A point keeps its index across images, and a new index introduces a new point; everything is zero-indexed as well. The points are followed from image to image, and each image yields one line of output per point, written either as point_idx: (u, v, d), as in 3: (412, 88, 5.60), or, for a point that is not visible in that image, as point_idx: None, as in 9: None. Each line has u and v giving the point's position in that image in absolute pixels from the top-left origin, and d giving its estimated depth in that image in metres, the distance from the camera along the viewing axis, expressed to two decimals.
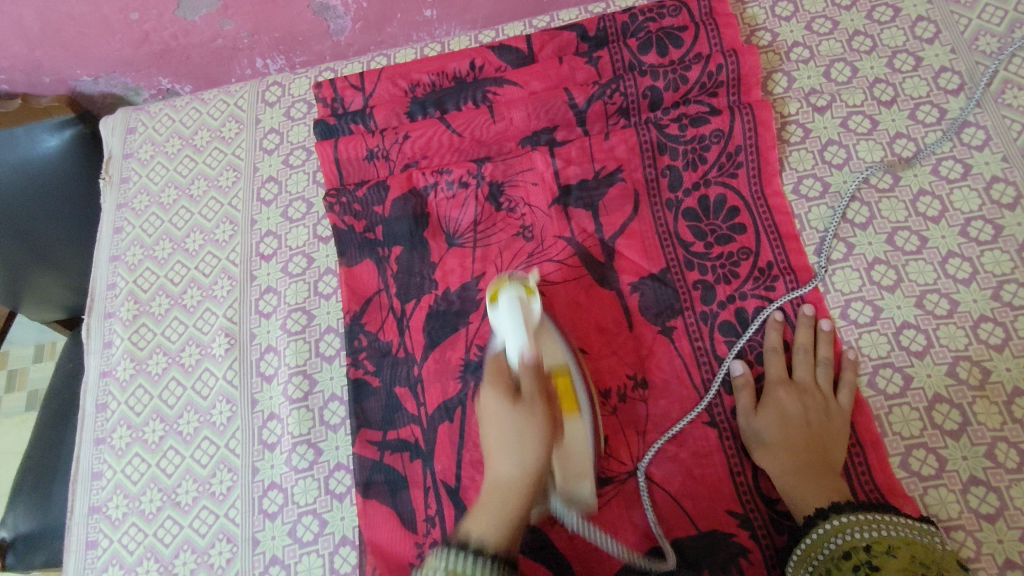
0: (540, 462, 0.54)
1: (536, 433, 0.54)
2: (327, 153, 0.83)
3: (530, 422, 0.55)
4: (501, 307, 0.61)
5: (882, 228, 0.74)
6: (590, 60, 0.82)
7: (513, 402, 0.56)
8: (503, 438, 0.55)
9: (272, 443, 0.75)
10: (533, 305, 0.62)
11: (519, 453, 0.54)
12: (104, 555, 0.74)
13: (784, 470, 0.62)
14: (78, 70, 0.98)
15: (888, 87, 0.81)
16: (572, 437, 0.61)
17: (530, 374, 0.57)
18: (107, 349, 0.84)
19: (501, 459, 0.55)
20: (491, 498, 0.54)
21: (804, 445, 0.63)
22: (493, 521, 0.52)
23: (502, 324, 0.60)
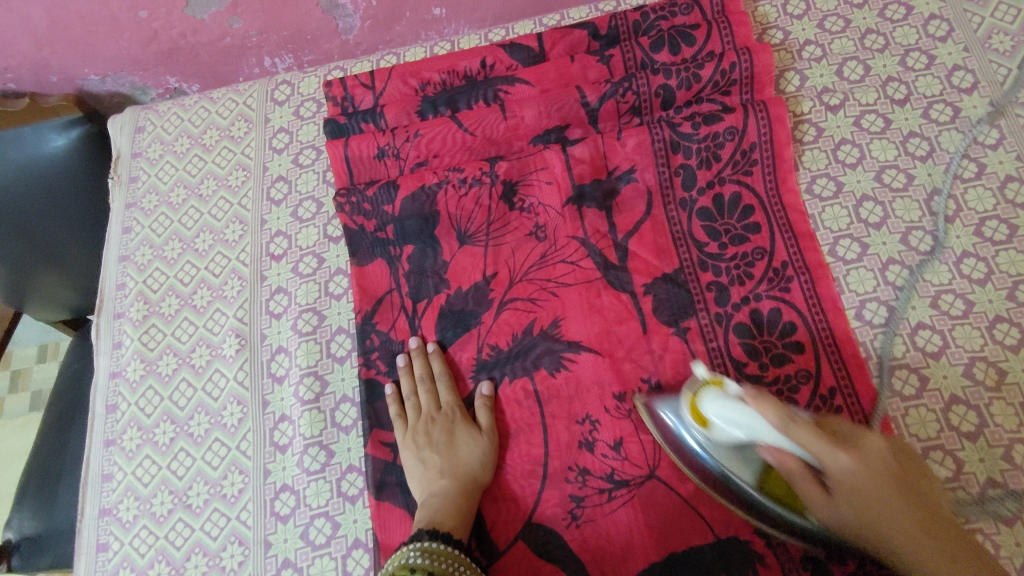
0: (898, 511, 0.52)
1: (865, 464, 0.53)
2: (337, 151, 0.82)
3: (792, 433, 0.55)
4: (714, 420, 0.59)
5: (896, 228, 0.74)
6: (601, 58, 0.82)
7: (805, 450, 0.54)
8: (842, 473, 0.53)
9: (284, 445, 0.75)
10: (732, 392, 0.59)
11: (866, 465, 0.53)
12: (116, 558, 0.73)
13: (872, 500, 0.52)
14: (86, 69, 0.98)
15: (901, 86, 0.80)
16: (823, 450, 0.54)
17: (800, 473, 0.56)
18: (116, 350, 0.84)
19: (840, 511, 0.54)
20: (857, 479, 0.53)
21: (883, 483, 0.52)
22: (934, 543, 0.50)
23: (722, 415, 0.58)
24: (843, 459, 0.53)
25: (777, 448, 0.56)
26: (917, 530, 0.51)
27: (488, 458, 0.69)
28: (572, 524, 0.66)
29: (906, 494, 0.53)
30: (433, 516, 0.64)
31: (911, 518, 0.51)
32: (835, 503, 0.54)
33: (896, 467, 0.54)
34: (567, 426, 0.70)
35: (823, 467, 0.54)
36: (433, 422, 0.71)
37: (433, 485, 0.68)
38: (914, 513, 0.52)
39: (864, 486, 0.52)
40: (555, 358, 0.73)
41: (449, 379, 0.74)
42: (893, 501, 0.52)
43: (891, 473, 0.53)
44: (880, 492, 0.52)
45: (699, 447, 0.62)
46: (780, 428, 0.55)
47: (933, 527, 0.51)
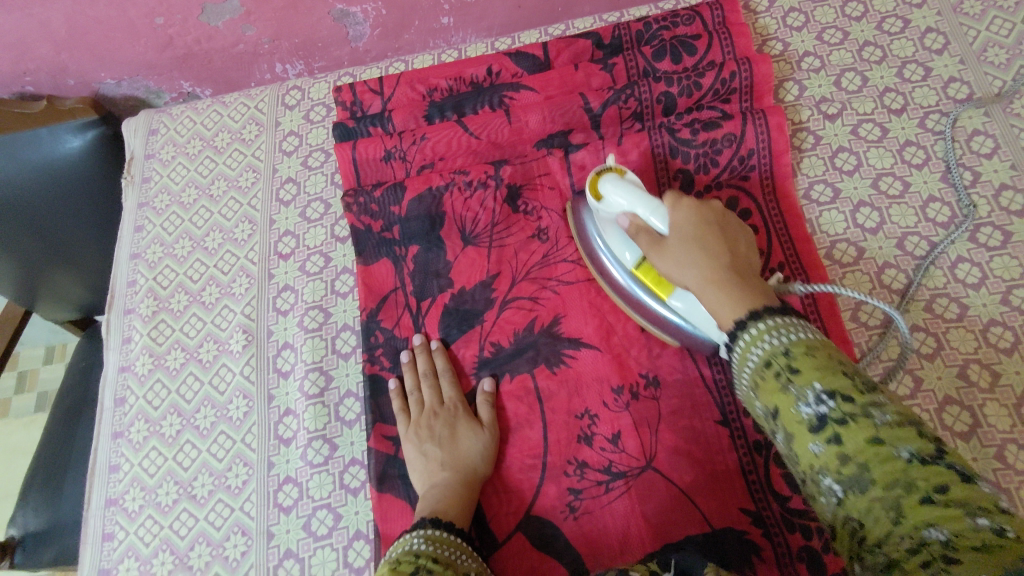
0: (685, 212, 0.61)
1: (697, 220, 0.61)
2: (345, 154, 0.84)
3: (675, 211, 0.61)
4: (607, 193, 0.67)
5: (892, 233, 0.75)
6: (605, 66, 0.84)
7: (668, 227, 0.61)
8: (679, 212, 0.61)
9: (288, 438, 0.76)
10: (629, 179, 0.67)
11: (686, 214, 0.61)
12: (120, 547, 0.75)
13: (723, 271, 0.56)
14: (102, 72, 1.00)
15: (897, 96, 0.82)
16: (678, 219, 0.61)
17: (647, 242, 0.64)
18: (126, 345, 0.86)
19: (682, 255, 0.59)
20: (682, 231, 0.60)
21: (697, 237, 0.59)
22: (698, 252, 0.58)
23: (615, 200, 0.66)
24: (699, 224, 0.60)
25: (655, 224, 0.63)
26: (720, 256, 0.58)
27: (488, 451, 0.70)
28: (571, 516, 0.67)
29: (729, 242, 0.60)
30: (434, 506, 0.65)
31: (706, 250, 0.58)
32: (666, 256, 0.61)
33: (716, 222, 0.61)
34: (567, 421, 0.71)
35: (671, 228, 0.61)
36: (434, 415, 0.72)
37: (434, 476, 0.68)
38: (726, 263, 0.57)
39: (699, 228, 0.60)
40: (556, 355, 0.74)
41: (451, 374, 0.75)
42: (712, 246, 0.59)
43: (711, 216, 0.61)
44: (705, 237, 0.59)
45: (626, 280, 0.71)
46: (667, 220, 0.62)
47: (751, 290, 0.54)
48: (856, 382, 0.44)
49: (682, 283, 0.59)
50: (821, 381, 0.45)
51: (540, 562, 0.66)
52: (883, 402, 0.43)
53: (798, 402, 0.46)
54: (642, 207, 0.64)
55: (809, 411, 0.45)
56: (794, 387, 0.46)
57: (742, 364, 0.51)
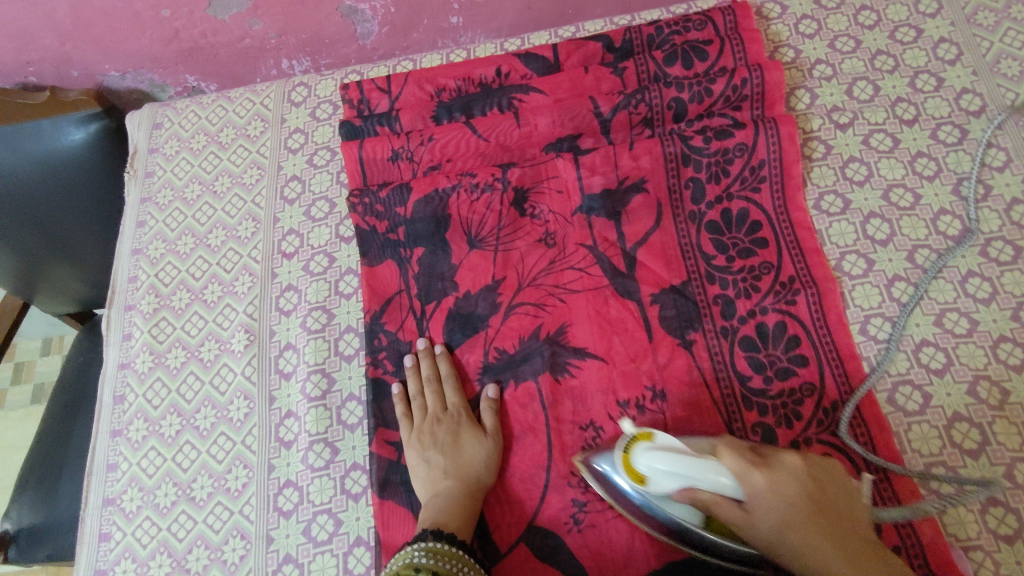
0: (763, 479, 0.54)
1: (784, 488, 0.54)
2: (351, 153, 0.83)
3: (749, 483, 0.54)
4: (646, 472, 0.57)
5: (902, 246, 0.74)
6: (615, 70, 0.83)
7: (744, 496, 0.55)
8: (758, 485, 0.54)
9: (289, 441, 0.75)
10: (661, 444, 0.58)
11: (775, 486, 0.54)
12: (118, 547, 0.74)
13: (806, 543, 0.53)
14: (107, 64, 0.99)
15: (910, 106, 0.81)
16: (761, 493, 0.54)
17: (721, 506, 0.56)
18: (126, 342, 0.85)
19: (761, 525, 0.55)
20: (767, 508, 0.54)
21: (786, 498, 0.54)
22: (801, 536, 0.53)
23: (654, 467, 0.57)
24: (790, 489, 0.55)
25: (721, 492, 0.55)
26: (818, 532, 0.53)
27: (492, 460, 0.70)
28: (574, 528, 0.67)
29: (818, 491, 0.55)
30: (436, 516, 0.64)
31: (830, 545, 0.53)
32: (746, 520, 0.55)
33: (807, 478, 0.56)
34: (571, 431, 0.70)
35: (752, 507, 0.55)
36: (439, 422, 0.72)
37: (437, 485, 0.68)
38: (800, 498, 0.54)
39: (796, 496, 0.54)
40: (561, 363, 0.73)
41: (455, 380, 0.74)
42: (797, 515, 0.54)
43: (800, 489, 0.55)
44: (793, 496, 0.54)
45: (640, 497, 0.61)
46: (736, 473, 0.55)
47: (860, 553, 0.52)
48: None
49: (747, 533, 0.55)
50: None
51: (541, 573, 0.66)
52: None
53: None
54: (708, 482, 0.55)
55: None
56: None
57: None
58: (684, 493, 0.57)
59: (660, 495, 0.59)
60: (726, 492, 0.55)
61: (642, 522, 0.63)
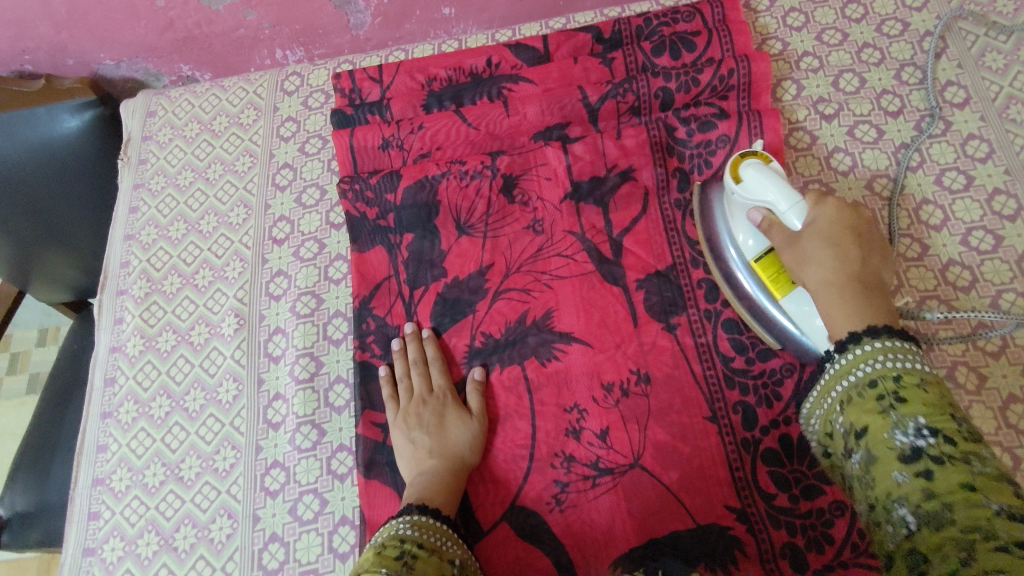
0: (828, 213, 0.64)
1: (836, 221, 0.63)
2: (343, 140, 0.84)
3: (816, 211, 0.64)
4: (749, 177, 0.67)
5: (884, 234, 0.75)
6: (604, 60, 0.84)
7: (805, 224, 0.64)
8: (818, 210, 0.64)
9: (277, 422, 0.76)
10: (773, 167, 0.67)
11: (829, 213, 0.64)
12: (106, 526, 0.75)
13: (838, 285, 0.61)
14: (102, 53, 1.00)
15: (894, 98, 0.82)
16: (817, 216, 0.64)
17: (779, 236, 0.66)
18: (117, 325, 0.86)
19: (808, 249, 0.63)
20: (825, 216, 0.64)
21: (839, 237, 0.63)
22: (840, 313, 0.60)
23: (762, 182, 0.66)
24: (847, 219, 0.64)
25: (789, 210, 0.65)
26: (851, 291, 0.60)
27: (476, 440, 0.71)
28: (557, 508, 0.67)
29: (862, 242, 0.63)
30: (420, 493, 0.65)
31: (847, 274, 0.61)
32: (799, 246, 0.64)
33: (853, 229, 0.64)
34: (556, 414, 0.71)
35: (807, 226, 0.64)
36: (424, 403, 0.72)
37: (422, 464, 0.69)
38: (855, 266, 0.62)
39: (848, 228, 0.63)
40: (546, 347, 0.74)
41: (442, 363, 0.75)
42: (851, 252, 0.62)
43: (853, 220, 0.64)
44: (846, 237, 0.63)
45: (751, 285, 0.69)
46: (805, 210, 0.64)
47: (875, 309, 0.59)
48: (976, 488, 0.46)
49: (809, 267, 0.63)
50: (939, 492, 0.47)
51: (523, 552, 0.67)
52: None
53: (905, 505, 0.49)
54: (781, 199, 0.65)
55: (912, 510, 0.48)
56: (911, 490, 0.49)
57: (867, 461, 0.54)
58: (770, 217, 0.66)
59: (749, 256, 0.69)
60: (800, 213, 0.64)
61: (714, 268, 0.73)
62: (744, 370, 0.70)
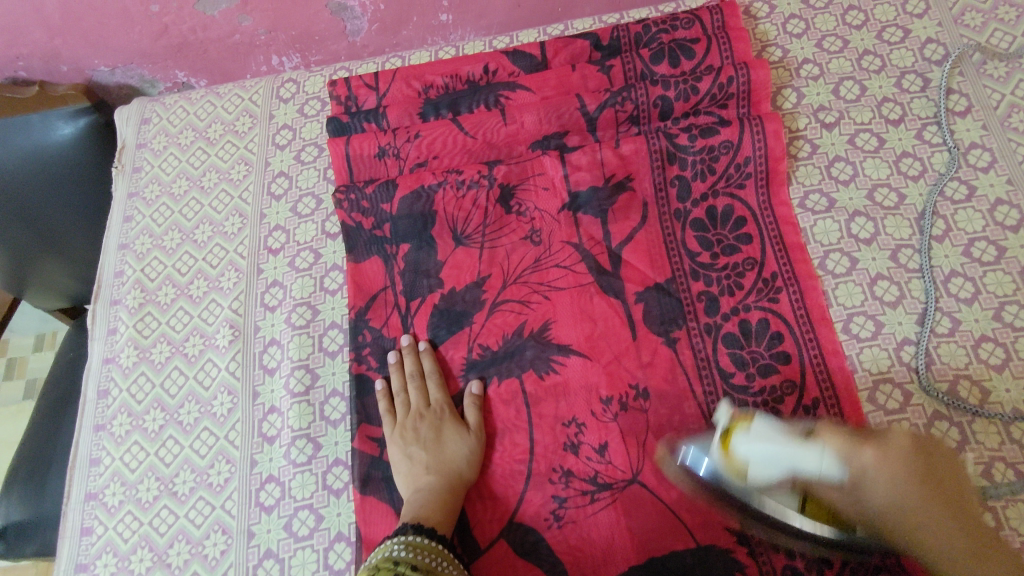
0: (868, 453, 0.52)
1: (892, 466, 0.52)
2: (339, 148, 0.83)
3: (857, 458, 0.52)
4: (746, 455, 0.57)
5: (886, 245, 0.75)
6: (602, 68, 0.83)
7: (845, 477, 0.52)
8: (865, 458, 0.52)
9: (272, 436, 0.75)
10: (757, 429, 0.57)
11: (880, 458, 0.52)
12: (99, 542, 0.74)
13: (915, 516, 0.52)
14: (96, 59, 0.99)
15: (896, 106, 0.81)
16: (840, 452, 0.53)
17: (821, 492, 0.54)
18: (111, 337, 0.85)
19: (872, 498, 0.52)
20: (883, 488, 0.51)
21: (898, 460, 0.52)
22: (944, 534, 0.51)
23: (755, 453, 0.56)
24: (885, 436, 0.53)
25: (824, 475, 0.53)
26: (935, 504, 0.52)
27: (474, 456, 0.70)
28: (555, 524, 0.67)
29: (913, 443, 0.53)
30: (416, 511, 0.64)
31: (910, 480, 0.52)
32: (853, 494, 0.53)
33: (903, 451, 0.53)
34: (554, 428, 0.70)
35: (856, 476, 0.52)
36: (421, 418, 0.72)
37: (418, 480, 0.68)
38: (914, 467, 0.52)
39: (903, 467, 0.52)
40: (544, 360, 0.74)
41: (439, 376, 0.74)
42: (909, 484, 0.51)
43: (912, 457, 0.52)
44: (903, 466, 0.52)
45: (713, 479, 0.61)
46: (840, 454, 0.53)
47: (966, 523, 0.52)
48: None
49: (859, 496, 0.53)
50: None
51: (521, 569, 0.66)
52: None
53: None
54: (777, 468, 0.55)
55: None
56: None
57: None
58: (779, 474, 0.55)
59: (743, 485, 0.58)
60: (830, 472, 0.53)
61: (754, 527, 0.62)
62: (744, 384, 0.69)
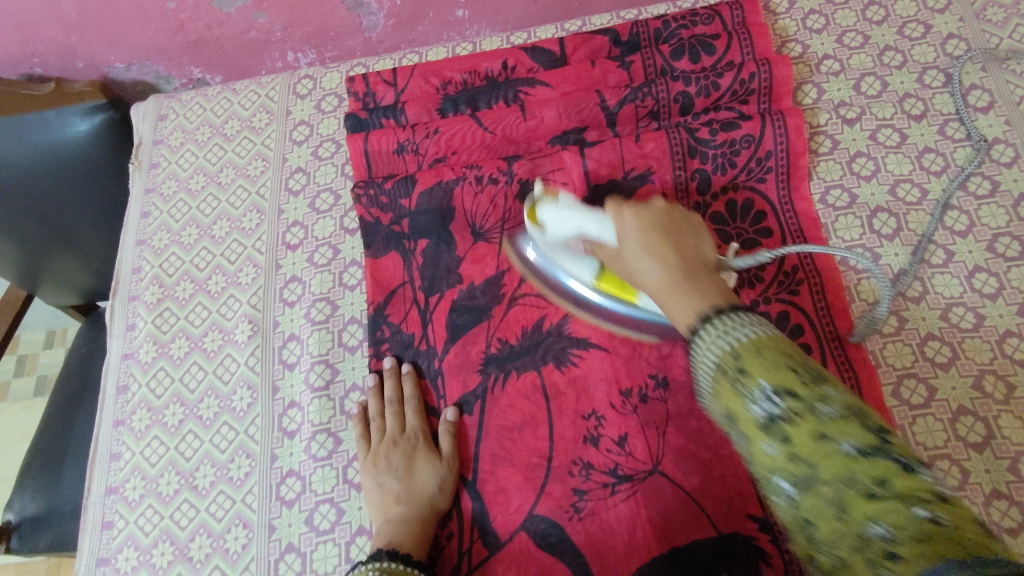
0: (627, 217, 0.59)
1: (648, 217, 0.58)
2: (356, 145, 0.83)
3: (620, 221, 0.59)
4: (548, 220, 0.67)
5: (908, 240, 0.74)
6: (622, 64, 0.83)
7: (616, 237, 0.60)
8: (626, 218, 0.58)
9: (292, 431, 0.75)
10: (563, 200, 0.66)
11: (637, 215, 0.58)
12: (120, 536, 0.74)
13: (662, 290, 0.53)
14: (112, 56, 0.99)
15: (917, 102, 0.81)
16: (625, 229, 0.58)
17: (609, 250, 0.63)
18: (129, 332, 0.85)
19: (635, 263, 0.57)
20: (644, 243, 0.56)
21: (660, 257, 0.55)
22: (688, 297, 0.51)
23: (559, 229, 0.66)
24: (654, 219, 0.58)
25: (616, 268, 0.63)
26: (671, 261, 0.54)
27: (444, 489, 0.69)
28: (575, 517, 0.66)
29: (674, 235, 0.57)
30: (389, 538, 0.64)
31: (671, 254, 0.55)
32: (621, 248, 0.58)
33: (663, 219, 0.58)
34: (574, 421, 0.70)
35: (620, 238, 0.59)
36: (393, 445, 0.71)
37: (388, 510, 0.67)
38: (677, 259, 0.54)
39: (657, 228, 0.57)
40: (564, 354, 0.73)
41: (417, 403, 0.74)
42: (668, 245, 0.56)
43: (663, 220, 0.58)
44: (661, 236, 0.57)
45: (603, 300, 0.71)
46: (610, 213, 0.60)
47: (710, 290, 0.50)
48: (799, 374, 0.41)
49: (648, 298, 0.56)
50: (769, 377, 0.41)
51: (544, 564, 0.65)
52: (828, 394, 0.40)
53: (748, 402, 0.41)
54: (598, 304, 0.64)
55: (853, 453, 0.37)
56: (744, 387, 0.42)
57: (712, 342, 0.45)
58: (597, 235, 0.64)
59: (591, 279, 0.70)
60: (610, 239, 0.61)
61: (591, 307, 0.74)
62: None
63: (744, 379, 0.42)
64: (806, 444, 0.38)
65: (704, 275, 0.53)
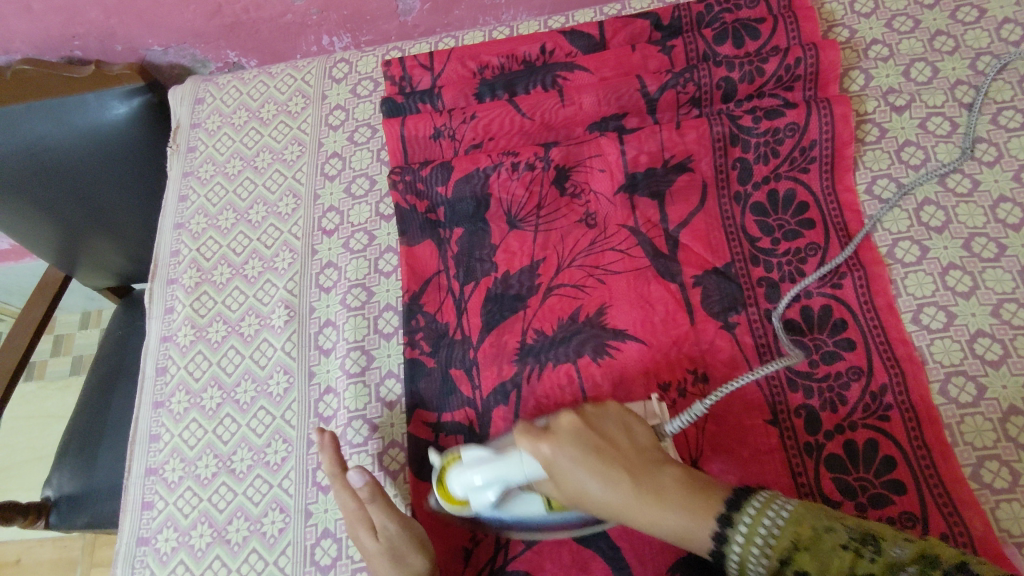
0: (551, 443, 0.56)
1: (575, 449, 0.56)
2: (394, 130, 0.82)
3: (550, 459, 0.56)
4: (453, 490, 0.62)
5: (958, 233, 0.72)
6: (663, 48, 0.81)
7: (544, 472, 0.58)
8: (561, 453, 0.56)
9: (328, 417, 0.76)
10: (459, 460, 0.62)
11: (573, 451, 0.56)
12: (160, 517, 0.75)
13: (629, 501, 0.54)
14: (150, 39, 0.99)
15: (970, 90, 0.78)
16: (563, 455, 0.56)
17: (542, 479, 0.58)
18: (168, 315, 0.86)
19: (580, 486, 0.55)
20: (597, 477, 0.55)
21: (611, 479, 0.54)
22: (657, 515, 0.53)
23: (467, 483, 0.60)
24: (589, 432, 0.57)
25: (532, 479, 0.59)
26: (614, 474, 0.55)
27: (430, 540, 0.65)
28: None
29: (607, 444, 0.57)
30: None
31: (615, 473, 0.55)
32: (569, 485, 0.56)
33: (584, 438, 0.57)
34: None
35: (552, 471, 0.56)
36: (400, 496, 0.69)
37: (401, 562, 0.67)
38: (624, 471, 0.55)
39: (591, 449, 0.56)
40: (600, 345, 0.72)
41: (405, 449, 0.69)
42: (607, 461, 0.55)
43: (589, 436, 0.57)
44: (596, 447, 0.56)
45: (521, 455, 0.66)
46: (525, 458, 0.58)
47: (678, 496, 0.52)
48: (804, 524, 0.48)
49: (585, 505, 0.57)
50: (797, 554, 0.47)
51: (578, 557, 0.65)
52: (835, 525, 0.47)
53: (786, 575, 0.47)
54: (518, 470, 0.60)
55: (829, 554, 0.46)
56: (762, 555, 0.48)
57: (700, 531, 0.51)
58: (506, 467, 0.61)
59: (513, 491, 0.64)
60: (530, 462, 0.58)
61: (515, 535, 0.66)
62: (807, 371, 0.68)
63: (786, 559, 0.47)
64: (827, 565, 0.46)
65: (654, 470, 0.55)
